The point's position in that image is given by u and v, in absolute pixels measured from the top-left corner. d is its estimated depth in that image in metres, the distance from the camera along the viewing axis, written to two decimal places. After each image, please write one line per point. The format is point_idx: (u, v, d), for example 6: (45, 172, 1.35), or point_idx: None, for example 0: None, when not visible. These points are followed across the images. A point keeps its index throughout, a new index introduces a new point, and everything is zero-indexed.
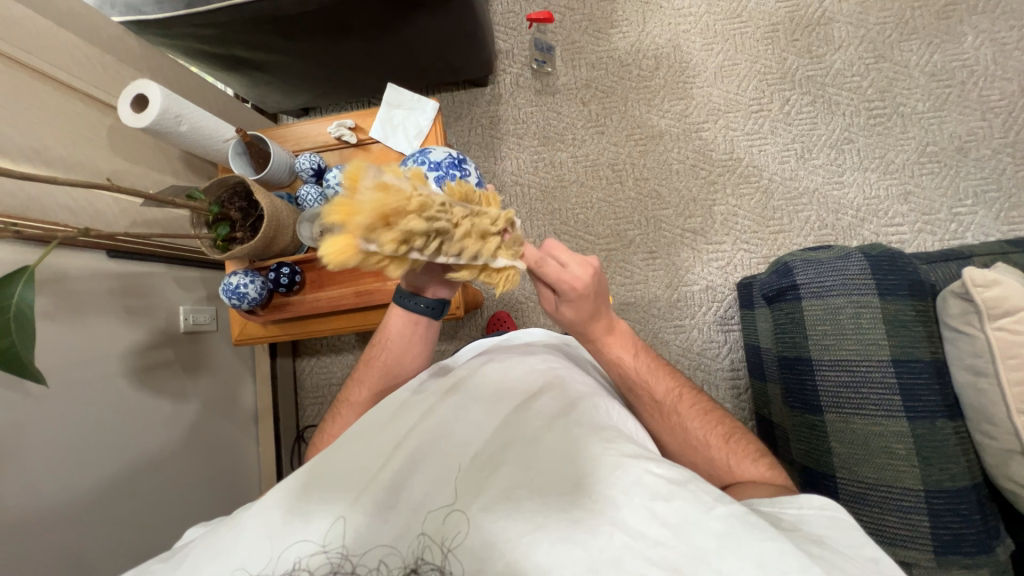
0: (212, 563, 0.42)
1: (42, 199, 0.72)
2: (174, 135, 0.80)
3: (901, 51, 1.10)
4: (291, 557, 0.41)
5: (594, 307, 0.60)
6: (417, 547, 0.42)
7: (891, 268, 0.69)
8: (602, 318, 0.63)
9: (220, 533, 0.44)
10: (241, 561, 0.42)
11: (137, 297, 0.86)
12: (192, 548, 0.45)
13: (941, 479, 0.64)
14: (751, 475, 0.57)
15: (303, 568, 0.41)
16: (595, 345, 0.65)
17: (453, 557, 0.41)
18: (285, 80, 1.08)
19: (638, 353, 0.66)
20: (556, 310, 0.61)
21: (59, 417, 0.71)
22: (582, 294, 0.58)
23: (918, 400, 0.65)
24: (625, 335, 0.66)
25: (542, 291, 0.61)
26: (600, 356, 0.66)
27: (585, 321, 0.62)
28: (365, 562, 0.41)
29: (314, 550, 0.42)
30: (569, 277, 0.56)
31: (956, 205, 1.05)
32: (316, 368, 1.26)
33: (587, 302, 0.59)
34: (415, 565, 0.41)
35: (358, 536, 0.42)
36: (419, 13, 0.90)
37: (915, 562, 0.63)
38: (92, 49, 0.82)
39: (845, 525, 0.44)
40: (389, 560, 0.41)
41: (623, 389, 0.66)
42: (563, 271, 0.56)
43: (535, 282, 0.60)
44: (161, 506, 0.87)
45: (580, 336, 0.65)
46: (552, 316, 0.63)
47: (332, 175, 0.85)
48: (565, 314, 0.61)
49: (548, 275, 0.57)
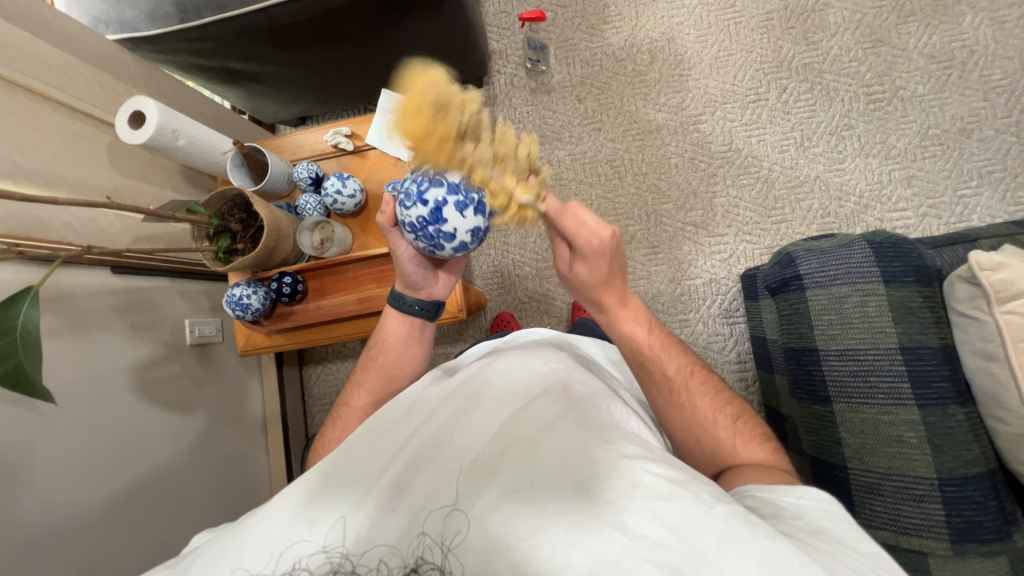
0: (217, 568, 0.43)
1: (45, 219, 0.73)
2: (172, 150, 0.81)
3: (899, 34, 1.09)
4: (292, 556, 0.42)
5: (610, 271, 0.61)
6: (417, 548, 0.42)
7: (896, 255, 0.68)
8: (616, 285, 0.63)
9: (226, 538, 0.45)
10: (246, 563, 0.42)
11: (142, 312, 0.87)
12: (199, 554, 0.45)
13: (954, 467, 0.63)
14: (756, 456, 0.57)
15: (304, 568, 0.41)
16: (608, 317, 0.65)
17: (453, 556, 0.41)
18: (281, 90, 1.08)
19: (652, 329, 0.65)
20: (571, 269, 0.62)
21: (69, 435, 0.72)
22: (603, 253, 0.58)
23: (929, 387, 0.64)
24: (641, 310, 0.65)
25: (559, 247, 0.62)
26: (611, 329, 0.65)
27: (599, 285, 0.62)
28: (365, 562, 0.42)
29: (315, 551, 0.42)
30: (586, 233, 0.57)
31: (960, 187, 1.03)
32: (323, 375, 1.26)
33: (604, 263, 0.59)
34: (415, 564, 0.41)
35: (359, 537, 0.43)
36: (411, 17, 0.90)
37: (932, 551, 0.62)
38: (87, 68, 0.83)
39: (843, 518, 0.44)
40: (389, 560, 0.42)
41: (632, 362, 0.64)
42: (581, 225, 0.57)
43: (551, 236, 0.61)
44: (175, 516, 0.88)
45: (593, 305, 0.65)
46: (566, 274, 0.63)
47: (330, 183, 0.86)
48: (580, 273, 0.61)
49: (566, 227, 0.58)
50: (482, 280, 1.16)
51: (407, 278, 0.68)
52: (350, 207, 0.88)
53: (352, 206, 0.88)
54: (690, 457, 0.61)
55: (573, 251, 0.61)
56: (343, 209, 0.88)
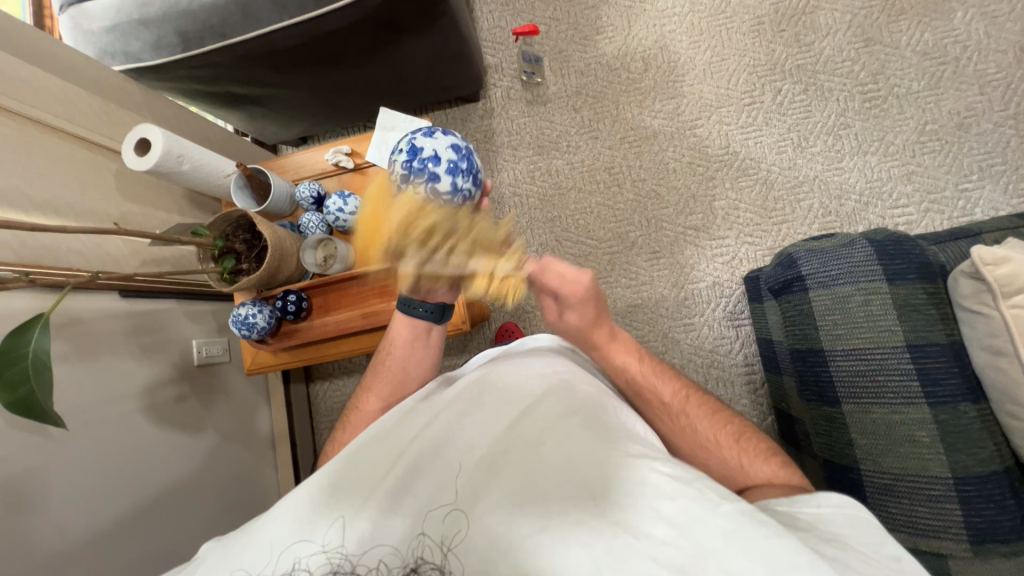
0: (219, 570, 0.43)
1: (55, 247, 0.74)
2: (177, 174, 0.82)
3: (891, 33, 1.09)
4: (292, 557, 0.42)
5: (595, 310, 0.65)
6: (417, 548, 0.42)
7: (898, 252, 0.68)
8: (604, 323, 0.66)
9: (229, 543, 0.45)
10: (248, 566, 0.42)
11: (150, 334, 0.88)
12: (201, 559, 0.45)
13: (969, 465, 0.62)
14: (765, 473, 0.55)
15: (304, 568, 0.41)
16: (598, 354, 0.67)
17: (453, 556, 0.41)
18: (282, 112, 1.10)
19: (642, 358, 0.66)
20: (562, 317, 0.67)
21: (81, 456, 0.73)
22: (585, 297, 0.64)
23: (938, 384, 0.64)
24: (629, 342, 0.67)
25: (546, 299, 0.67)
26: (603, 366, 0.67)
27: (589, 325, 0.66)
28: (364, 562, 0.41)
29: (315, 551, 0.42)
30: (568, 282, 0.63)
31: (962, 181, 1.03)
32: (330, 392, 1.27)
33: (589, 304, 0.64)
34: (415, 564, 0.41)
35: (359, 538, 0.43)
36: (406, 37, 0.92)
37: (951, 553, 0.61)
38: (94, 99, 0.85)
39: (866, 522, 0.43)
40: (389, 560, 0.41)
41: (630, 397, 0.65)
42: (562, 277, 0.63)
43: (536, 291, 0.67)
44: (186, 535, 0.88)
45: (584, 345, 0.68)
46: (558, 323, 0.68)
47: (332, 202, 0.87)
48: (570, 319, 0.66)
49: (549, 281, 0.63)
50: None
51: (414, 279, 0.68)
52: (352, 224, 0.89)
53: (354, 223, 0.89)
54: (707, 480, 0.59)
55: (559, 299, 0.66)
56: (345, 227, 0.89)
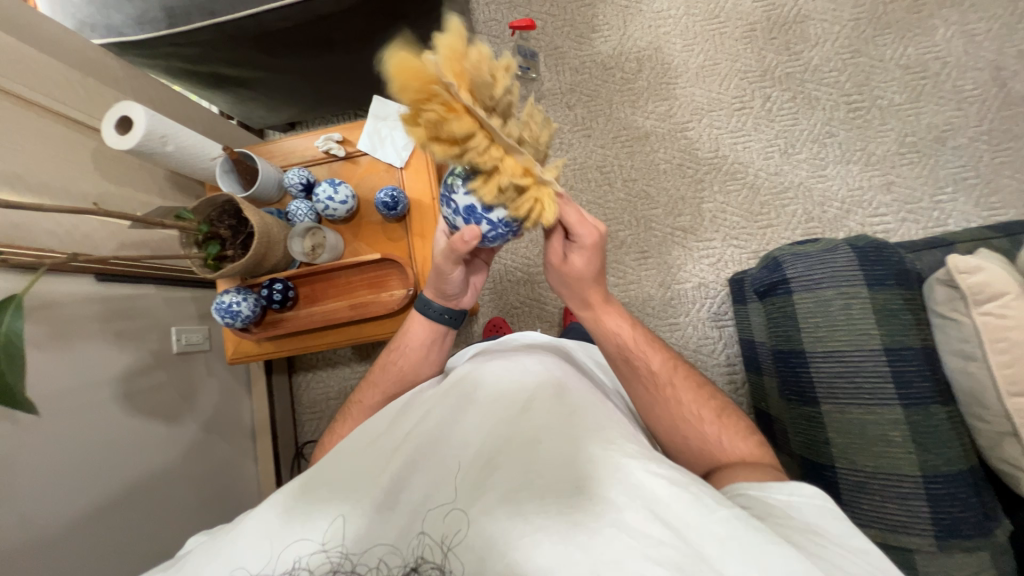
0: (213, 565, 0.43)
1: (29, 226, 0.71)
2: (160, 155, 0.79)
3: (876, 46, 1.12)
4: (292, 556, 0.42)
5: (602, 266, 0.61)
6: (417, 547, 0.43)
7: (878, 259, 0.70)
8: (604, 284, 0.63)
9: (223, 537, 0.45)
10: (241, 561, 0.43)
11: (126, 320, 0.85)
12: (192, 556, 0.45)
13: (937, 464, 0.64)
14: (740, 451, 0.57)
15: (304, 568, 0.42)
16: (593, 315, 0.66)
17: (453, 556, 0.42)
18: (270, 96, 1.08)
19: (635, 326, 0.66)
20: (566, 261, 0.61)
21: (49, 443, 0.70)
22: (597, 246, 0.58)
23: (911, 387, 0.66)
24: (622, 311, 0.67)
25: (553, 238, 0.59)
26: (595, 327, 0.66)
27: (591, 280, 0.62)
28: (364, 561, 0.42)
29: (314, 549, 0.42)
30: (587, 227, 0.56)
31: (937, 193, 1.07)
32: (313, 383, 1.25)
33: (598, 256, 0.59)
34: (415, 564, 0.42)
35: (358, 536, 0.43)
36: (401, 25, 0.91)
37: (917, 547, 0.64)
38: (73, 73, 0.82)
39: (833, 513, 0.45)
40: (390, 559, 0.42)
41: (618, 361, 0.65)
42: (582, 220, 0.56)
43: (546, 231, 0.59)
44: (159, 527, 0.85)
45: (578, 303, 0.66)
46: (559, 266, 0.62)
47: (321, 189, 0.85)
48: (575, 264, 0.60)
49: (567, 218, 0.55)
50: None
51: (444, 289, 0.66)
52: (342, 213, 0.88)
53: (343, 213, 0.88)
54: (678, 452, 0.61)
55: (568, 242, 0.60)
56: (335, 216, 0.88)
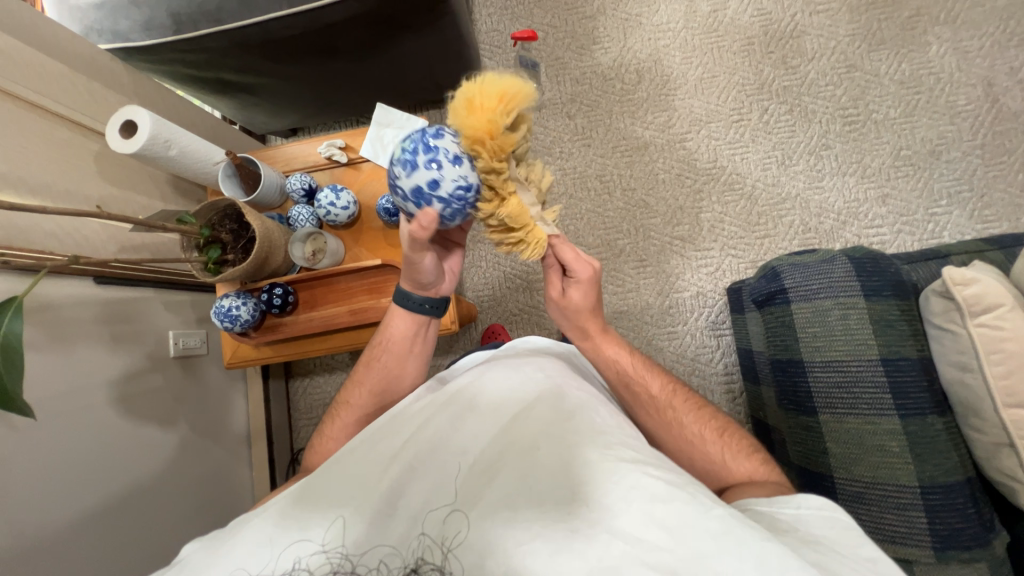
0: (211, 568, 0.42)
1: (31, 229, 0.72)
2: (163, 159, 0.80)
3: (871, 61, 1.14)
4: (292, 557, 0.42)
5: (597, 298, 0.65)
6: (417, 548, 0.42)
7: (875, 270, 0.71)
8: (600, 314, 0.66)
9: (221, 541, 0.45)
10: (241, 563, 0.42)
11: (125, 323, 0.85)
12: (188, 562, 0.44)
13: (934, 475, 0.65)
14: (745, 471, 0.57)
15: (303, 568, 0.41)
16: (592, 344, 0.67)
17: (453, 558, 0.42)
18: (274, 102, 1.09)
19: (633, 354, 0.67)
20: (564, 296, 0.65)
21: (45, 445, 0.70)
22: (591, 280, 0.63)
23: (908, 397, 0.67)
24: (619, 337, 0.68)
25: (551, 275, 0.65)
26: (595, 356, 0.67)
27: (588, 312, 0.65)
28: (364, 562, 0.42)
29: (314, 550, 0.42)
30: (580, 263, 0.62)
31: (931, 206, 1.08)
32: (310, 389, 1.24)
33: (593, 290, 0.64)
34: (415, 565, 0.42)
35: (359, 538, 0.43)
36: (405, 35, 0.92)
37: (916, 558, 0.64)
38: (78, 77, 0.82)
39: (844, 525, 0.45)
40: (390, 560, 0.42)
41: (619, 388, 0.66)
42: (576, 257, 0.62)
43: (545, 266, 0.64)
44: (154, 533, 0.85)
45: (578, 333, 0.67)
46: (558, 301, 0.65)
47: (323, 196, 0.86)
48: (572, 298, 0.64)
49: (563, 256, 0.61)
50: (472, 291, 1.17)
51: (419, 280, 0.65)
52: (344, 219, 0.88)
53: (345, 218, 0.88)
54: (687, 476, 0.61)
55: (566, 278, 0.64)
56: (336, 221, 0.89)
